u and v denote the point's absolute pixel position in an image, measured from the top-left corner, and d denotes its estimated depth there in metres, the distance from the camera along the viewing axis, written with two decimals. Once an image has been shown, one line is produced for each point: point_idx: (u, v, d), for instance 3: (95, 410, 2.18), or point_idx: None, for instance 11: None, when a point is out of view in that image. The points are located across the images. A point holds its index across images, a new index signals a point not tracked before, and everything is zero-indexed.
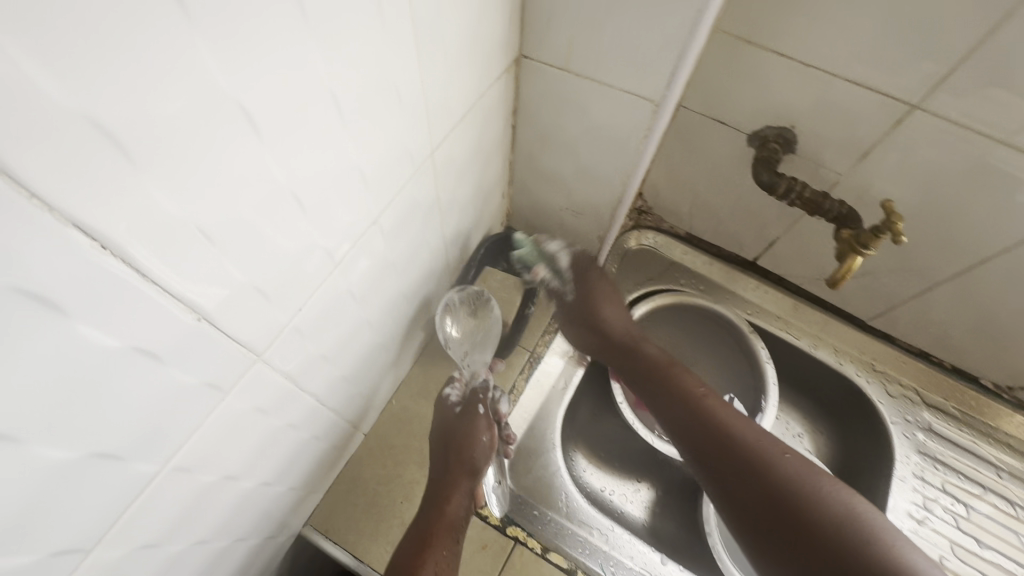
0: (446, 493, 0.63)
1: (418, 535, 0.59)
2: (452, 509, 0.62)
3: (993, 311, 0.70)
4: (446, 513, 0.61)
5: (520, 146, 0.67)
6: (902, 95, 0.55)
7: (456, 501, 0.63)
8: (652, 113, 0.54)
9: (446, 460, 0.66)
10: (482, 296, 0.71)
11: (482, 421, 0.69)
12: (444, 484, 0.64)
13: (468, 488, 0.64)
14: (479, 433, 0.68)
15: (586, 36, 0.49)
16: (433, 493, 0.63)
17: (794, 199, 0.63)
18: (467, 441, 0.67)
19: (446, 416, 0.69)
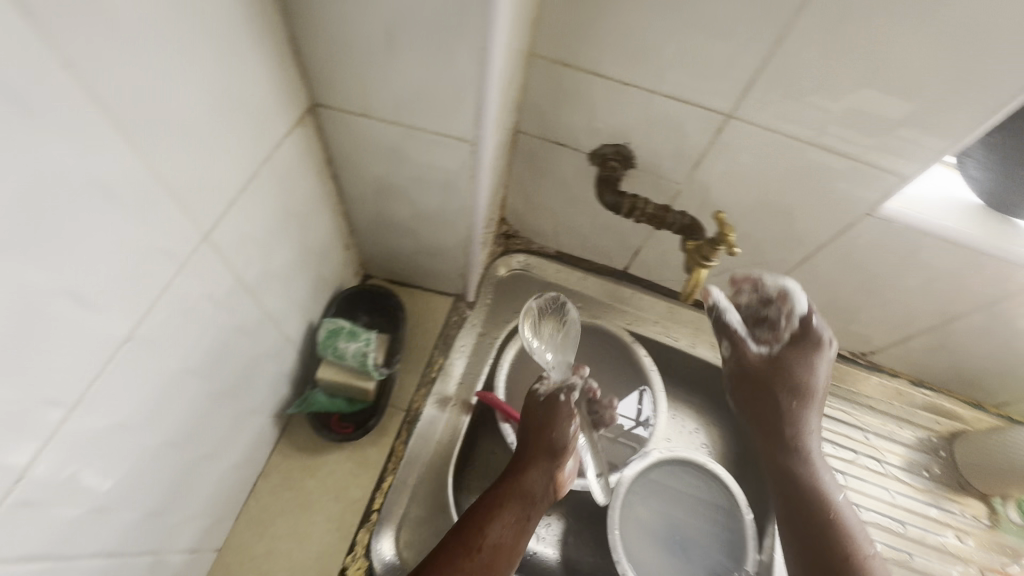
0: (526, 468, 0.64)
1: (490, 500, 0.61)
2: (530, 484, 0.63)
3: (835, 290, 0.74)
4: (522, 484, 0.62)
5: (349, 195, 0.60)
6: (717, 106, 0.55)
7: (534, 478, 0.63)
8: (471, 152, 0.49)
9: (534, 440, 0.66)
10: (557, 300, 0.73)
11: (565, 409, 0.67)
12: (520, 462, 0.65)
13: (550, 468, 0.64)
14: (568, 418, 0.67)
15: (377, 79, 0.44)
16: (513, 468, 0.65)
17: (639, 215, 0.63)
18: (548, 425, 0.67)
19: (530, 406, 0.69)
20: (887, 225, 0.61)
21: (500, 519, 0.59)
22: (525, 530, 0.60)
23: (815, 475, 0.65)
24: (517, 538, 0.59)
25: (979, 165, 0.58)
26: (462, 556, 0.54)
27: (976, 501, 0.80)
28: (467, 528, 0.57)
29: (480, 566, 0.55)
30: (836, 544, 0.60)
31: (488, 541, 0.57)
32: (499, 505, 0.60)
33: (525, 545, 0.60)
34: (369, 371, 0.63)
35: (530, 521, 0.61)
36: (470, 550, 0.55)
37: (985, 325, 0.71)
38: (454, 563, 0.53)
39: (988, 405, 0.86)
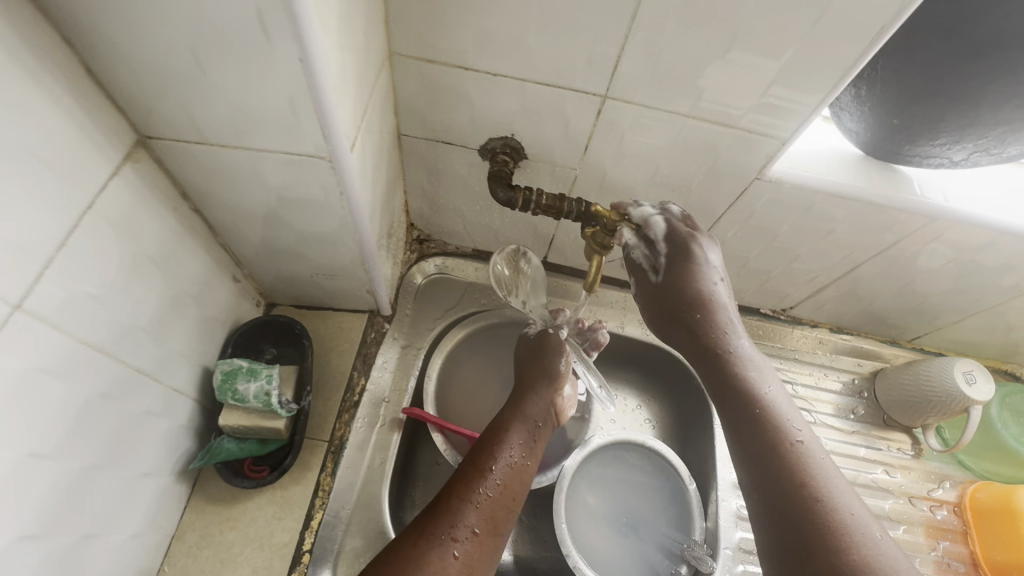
0: (527, 395, 0.69)
1: (498, 426, 0.65)
2: (533, 410, 0.67)
3: (744, 254, 0.75)
4: (524, 411, 0.67)
5: (221, 225, 0.56)
6: (591, 89, 0.54)
7: (535, 406, 0.68)
8: (331, 170, 0.46)
9: (526, 376, 0.71)
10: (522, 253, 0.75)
11: (554, 339, 0.74)
12: (516, 396, 0.69)
13: (549, 393, 0.69)
14: (557, 349, 0.73)
15: (204, 103, 0.40)
16: (512, 400, 0.69)
17: (534, 208, 0.61)
18: (539, 360, 0.72)
19: (525, 345, 0.76)
20: (778, 186, 0.61)
21: (509, 443, 0.63)
22: (533, 451, 0.65)
23: (761, 400, 0.52)
24: (528, 460, 0.63)
25: (854, 117, 0.59)
26: (478, 475, 0.58)
27: (901, 433, 0.84)
28: (480, 455, 0.61)
29: (496, 485, 0.58)
30: (793, 477, 0.46)
31: (501, 463, 0.60)
32: (505, 428, 0.64)
33: (537, 464, 0.64)
34: (275, 411, 0.59)
35: (535, 443, 0.65)
36: (487, 471, 0.59)
37: (885, 269, 0.73)
38: (473, 485, 0.57)
39: (903, 341, 0.89)
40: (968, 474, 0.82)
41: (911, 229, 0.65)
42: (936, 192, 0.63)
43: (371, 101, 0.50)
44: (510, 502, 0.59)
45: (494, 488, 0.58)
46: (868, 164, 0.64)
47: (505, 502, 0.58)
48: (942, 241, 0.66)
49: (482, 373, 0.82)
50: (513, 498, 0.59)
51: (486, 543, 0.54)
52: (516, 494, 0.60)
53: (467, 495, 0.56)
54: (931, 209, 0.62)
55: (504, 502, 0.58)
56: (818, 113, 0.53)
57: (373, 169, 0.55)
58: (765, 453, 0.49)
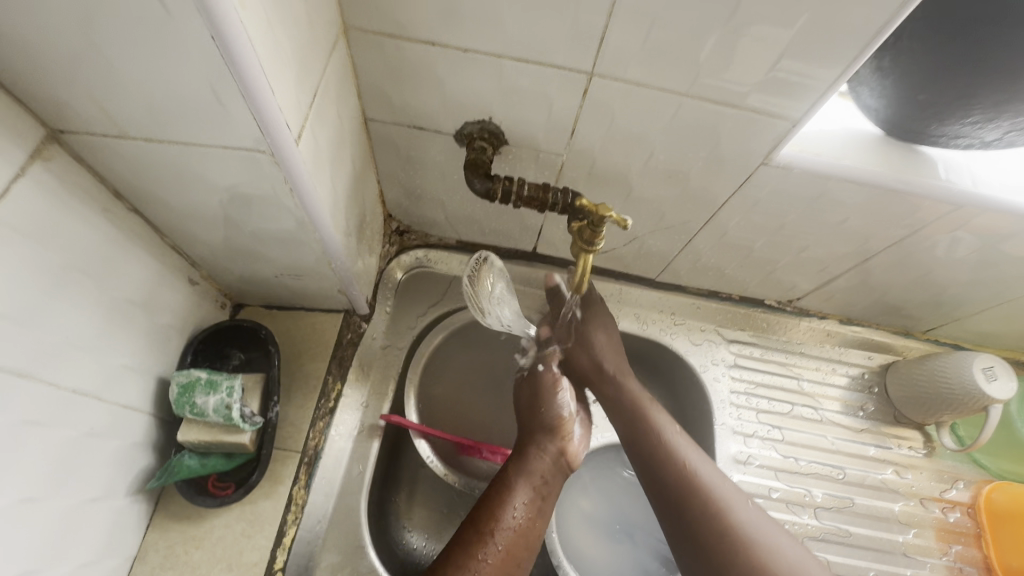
0: (529, 446, 0.63)
1: (502, 481, 0.60)
2: (540, 464, 0.62)
3: (748, 245, 0.69)
4: (530, 465, 0.62)
5: (166, 224, 0.50)
6: (574, 65, 0.48)
7: (542, 458, 0.62)
8: (275, 166, 0.40)
9: (532, 421, 0.66)
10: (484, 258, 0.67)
11: (550, 378, 0.69)
12: (522, 446, 0.64)
13: (554, 445, 0.64)
14: (552, 389, 0.68)
15: (114, 91, 0.34)
16: (515, 451, 0.64)
17: (515, 200, 0.55)
18: (544, 402, 0.67)
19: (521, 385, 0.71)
20: (787, 172, 0.55)
21: (514, 502, 0.58)
22: (542, 509, 0.60)
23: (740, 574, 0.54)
24: (535, 521, 0.59)
25: (874, 93, 0.53)
26: (478, 540, 0.55)
27: (913, 431, 0.79)
28: (482, 516, 0.57)
29: (497, 552, 0.55)
30: None
31: (505, 527, 0.56)
32: (509, 486, 0.59)
33: (545, 524, 0.60)
34: (237, 424, 0.55)
35: (545, 501, 0.60)
36: (488, 535, 0.55)
37: (902, 258, 0.67)
38: (473, 553, 0.54)
39: (917, 332, 0.84)
40: (983, 474, 0.78)
41: (934, 217, 0.59)
42: (963, 176, 0.57)
43: (322, 83, 0.44)
44: (513, 568, 0.55)
45: (495, 556, 0.54)
46: (888, 146, 0.57)
47: (507, 569, 0.55)
48: (967, 229, 0.60)
49: (467, 373, 0.78)
50: (515, 564, 0.56)
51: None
52: (519, 560, 0.56)
53: (466, 563, 0.53)
54: (956, 195, 0.56)
55: (505, 569, 0.54)
56: (835, 89, 0.46)
57: (332, 161, 0.49)
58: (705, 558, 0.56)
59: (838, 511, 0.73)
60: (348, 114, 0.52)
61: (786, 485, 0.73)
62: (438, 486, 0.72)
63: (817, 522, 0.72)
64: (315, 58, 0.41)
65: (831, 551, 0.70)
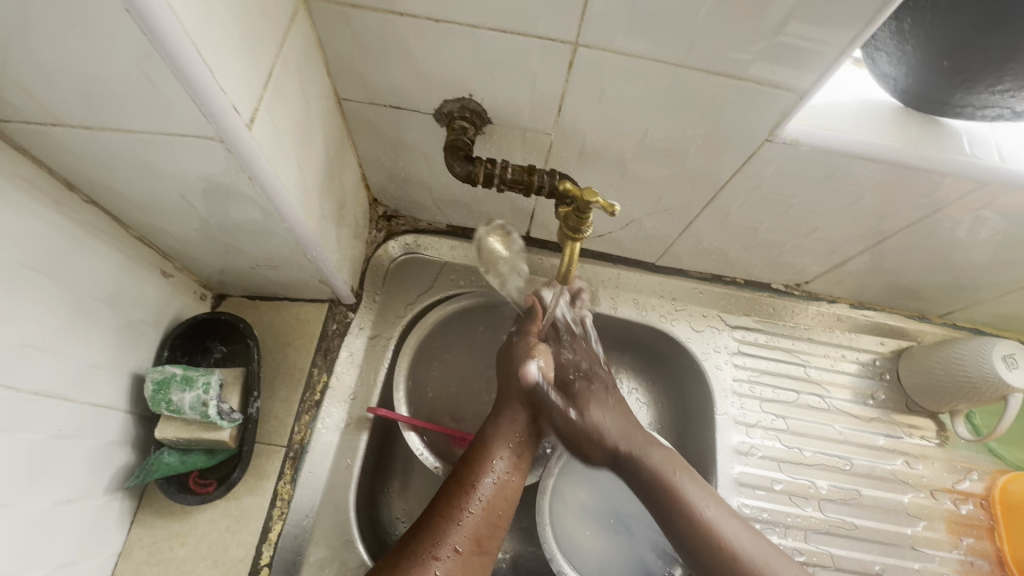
0: (506, 404, 0.63)
1: (481, 438, 0.60)
2: (522, 418, 0.62)
3: (753, 227, 0.64)
4: (513, 419, 0.61)
5: (129, 215, 0.48)
6: (557, 35, 0.43)
7: (524, 412, 0.62)
8: (228, 153, 0.38)
9: (508, 384, 0.64)
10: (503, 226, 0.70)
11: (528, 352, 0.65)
12: (501, 403, 0.63)
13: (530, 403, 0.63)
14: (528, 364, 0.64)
15: (42, 72, 0.32)
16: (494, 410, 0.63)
17: (498, 184, 0.52)
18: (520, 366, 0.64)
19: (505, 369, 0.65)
20: (794, 149, 0.51)
21: (495, 455, 0.58)
22: (523, 462, 0.60)
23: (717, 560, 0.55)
24: (517, 472, 0.59)
25: (891, 60, 0.48)
26: (460, 493, 0.55)
27: (926, 420, 0.76)
28: (464, 470, 0.57)
29: (481, 501, 0.55)
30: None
31: (486, 479, 0.56)
32: (489, 441, 0.59)
33: (526, 475, 0.60)
34: (215, 422, 0.53)
35: (524, 452, 0.60)
36: (471, 487, 0.55)
37: (919, 240, 0.62)
38: (455, 502, 0.54)
39: (933, 316, 0.79)
40: (999, 464, 0.75)
41: (955, 195, 0.54)
42: (989, 150, 0.52)
43: (279, 61, 0.40)
44: (497, 517, 0.55)
45: (479, 505, 0.54)
46: (906, 118, 0.52)
47: (491, 519, 0.55)
48: (991, 208, 0.56)
49: (459, 364, 0.75)
50: (500, 515, 0.56)
51: (470, 562, 0.51)
52: (503, 511, 0.56)
53: (449, 513, 0.53)
54: (980, 172, 0.51)
55: (490, 519, 0.54)
56: (848, 55, 0.41)
57: (299, 145, 0.46)
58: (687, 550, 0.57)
59: (844, 503, 0.70)
60: (316, 93, 0.48)
61: (790, 476, 0.71)
62: (431, 479, 0.70)
63: (821, 514, 0.69)
64: (268, 34, 0.38)
65: (835, 544, 0.68)
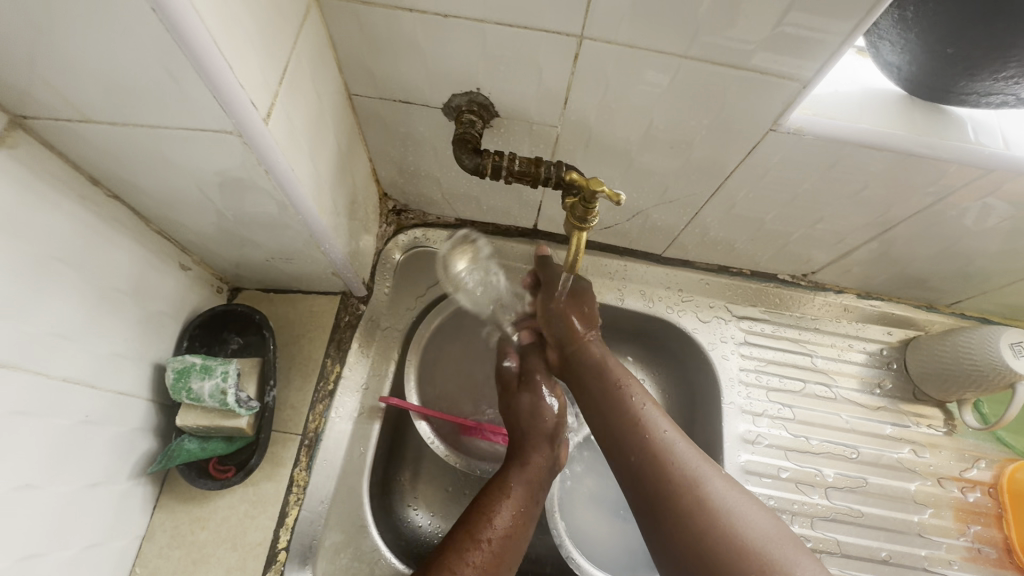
0: (527, 450, 0.64)
1: (498, 483, 0.60)
2: (531, 468, 0.63)
3: (759, 217, 0.65)
4: (524, 471, 0.62)
5: (149, 209, 0.50)
6: (563, 29, 0.44)
7: (533, 462, 0.63)
8: (246, 148, 0.40)
9: (528, 426, 0.66)
10: None
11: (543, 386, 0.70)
12: (522, 445, 0.65)
13: (549, 448, 0.66)
14: (543, 404, 0.68)
15: (72, 72, 0.34)
16: (512, 454, 0.64)
17: (506, 176, 0.53)
18: (540, 411, 0.68)
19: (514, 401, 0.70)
20: (799, 138, 0.51)
21: (504, 506, 0.57)
22: (529, 516, 0.59)
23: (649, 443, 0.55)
24: (523, 523, 0.58)
25: (895, 49, 0.48)
26: (472, 547, 0.53)
27: (934, 409, 0.76)
28: (472, 520, 0.55)
29: (490, 554, 0.53)
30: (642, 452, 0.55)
31: (497, 527, 0.55)
32: (505, 488, 0.59)
33: (531, 527, 0.59)
34: (233, 410, 0.55)
35: (531, 505, 0.60)
36: (481, 539, 0.54)
37: (926, 228, 0.62)
38: (465, 557, 0.52)
39: (941, 306, 0.79)
40: (1008, 453, 0.75)
41: (961, 182, 0.55)
42: (994, 137, 0.52)
43: (293, 59, 0.42)
44: (502, 570, 0.54)
45: (488, 557, 0.53)
46: (911, 106, 0.53)
47: (499, 572, 0.53)
48: (998, 196, 0.56)
49: (468, 355, 0.76)
50: (507, 565, 0.54)
51: None
52: (508, 561, 0.54)
53: (457, 567, 0.51)
54: (986, 159, 0.51)
55: (498, 572, 0.53)
56: (849, 45, 0.42)
57: (312, 140, 0.47)
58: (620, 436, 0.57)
59: (850, 490, 0.71)
60: (328, 90, 0.50)
61: (797, 465, 0.71)
62: (443, 468, 0.71)
63: (828, 502, 0.70)
64: (283, 33, 0.40)
65: (841, 531, 0.69)
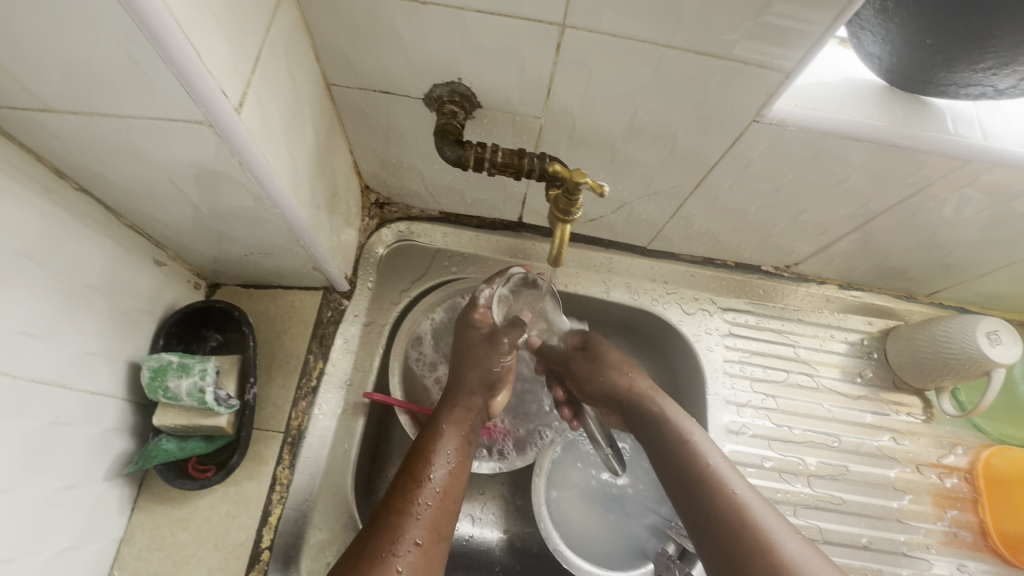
0: (457, 393, 0.65)
1: (430, 429, 0.61)
2: (462, 409, 0.63)
3: (743, 210, 0.65)
4: (455, 410, 0.63)
5: (119, 202, 0.48)
6: (545, 17, 0.43)
7: (468, 404, 0.64)
8: (218, 139, 0.38)
9: (469, 368, 0.66)
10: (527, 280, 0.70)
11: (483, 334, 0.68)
12: (456, 389, 0.65)
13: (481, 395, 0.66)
14: (480, 346, 0.68)
15: (30, 57, 0.32)
16: (445, 396, 0.65)
17: (489, 167, 0.52)
18: (489, 356, 0.67)
19: (467, 338, 0.68)
20: (781, 129, 0.51)
21: (444, 447, 0.59)
22: (467, 453, 0.61)
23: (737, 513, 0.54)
24: (462, 461, 0.60)
25: (877, 39, 0.48)
26: (415, 486, 0.55)
27: (913, 397, 0.78)
28: (416, 463, 0.57)
29: (434, 493, 0.55)
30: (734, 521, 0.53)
31: (438, 468, 0.57)
32: (438, 432, 0.60)
33: (471, 463, 0.61)
34: (211, 408, 0.54)
35: (469, 442, 0.61)
36: (424, 480, 0.55)
37: (906, 219, 0.63)
38: (411, 496, 0.54)
39: (920, 296, 0.81)
40: (983, 439, 0.77)
41: (940, 174, 0.55)
42: (972, 128, 0.53)
43: (266, 48, 0.40)
44: (450, 505, 0.56)
45: (432, 496, 0.54)
46: (892, 98, 0.53)
47: (445, 507, 0.55)
48: (976, 186, 0.56)
49: (425, 364, 0.74)
50: (452, 502, 0.56)
51: (431, 552, 0.51)
52: (454, 498, 0.57)
53: (406, 507, 0.53)
54: (965, 150, 0.52)
55: (444, 507, 0.55)
56: (831, 35, 0.42)
57: (288, 132, 0.46)
58: (702, 504, 0.56)
59: (832, 478, 0.72)
60: (305, 79, 0.48)
61: (779, 454, 0.72)
62: None
63: (810, 490, 0.71)
64: (254, 18, 0.38)
65: (823, 518, 0.70)
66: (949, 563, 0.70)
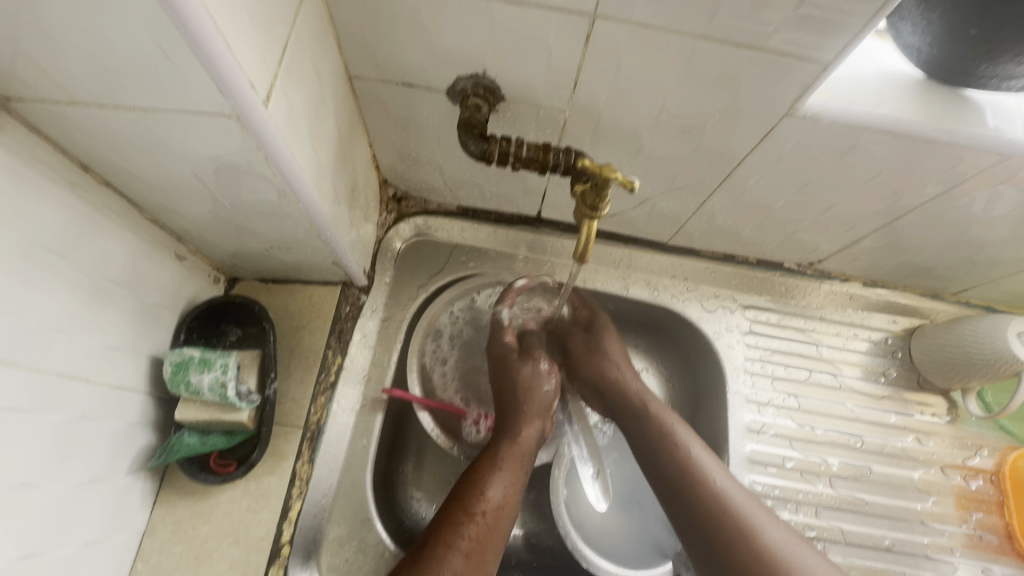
0: (518, 421, 0.65)
1: (486, 460, 0.61)
2: (522, 441, 0.63)
3: (768, 206, 0.64)
4: (516, 443, 0.63)
5: (142, 196, 0.48)
6: (575, 7, 0.42)
7: (525, 435, 0.64)
8: (244, 131, 0.38)
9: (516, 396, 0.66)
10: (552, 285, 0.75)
11: (515, 357, 0.69)
12: (517, 417, 0.65)
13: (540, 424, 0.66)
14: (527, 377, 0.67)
15: (58, 49, 0.32)
16: (501, 424, 0.65)
17: (513, 162, 0.51)
18: (535, 382, 0.67)
19: (502, 359, 0.70)
20: (814, 124, 0.50)
21: (498, 478, 0.59)
22: (522, 488, 0.60)
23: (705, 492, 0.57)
24: (516, 494, 0.59)
25: (916, 30, 0.47)
26: (466, 520, 0.54)
27: (937, 397, 0.76)
28: (466, 496, 0.57)
29: (484, 526, 0.55)
30: (703, 497, 0.56)
31: (489, 501, 0.57)
32: (497, 462, 0.60)
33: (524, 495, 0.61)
34: (233, 403, 0.54)
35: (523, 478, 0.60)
36: (476, 513, 0.55)
37: (938, 216, 0.61)
38: (460, 531, 0.54)
39: (947, 294, 0.79)
40: (1010, 441, 0.76)
41: (977, 170, 0.54)
42: (1013, 122, 0.51)
43: (292, 38, 0.40)
44: (498, 538, 0.55)
45: (483, 529, 0.55)
46: (929, 91, 0.51)
47: (494, 542, 0.55)
48: (1012, 183, 0.55)
49: (436, 358, 0.73)
50: (501, 535, 0.56)
51: None
52: (504, 529, 0.56)
53: (452, 540, 0.53)
54: (1005, 146, 0.50)
55: (492, 541, 0.54)
56: (872, 27, 0.40)
57: (312, 124, 0.45)
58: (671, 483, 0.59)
59: (854, 479, 0.71)
60: (328, 71, 0.48)
61: (801, 454, 0.71)
62: (448, 458, 0.71)
63: (832, 491, 0.70)
64: (281, 7, 0.37)
65: (845, 520, 0.69)
66: (973, 566, 0.69)
